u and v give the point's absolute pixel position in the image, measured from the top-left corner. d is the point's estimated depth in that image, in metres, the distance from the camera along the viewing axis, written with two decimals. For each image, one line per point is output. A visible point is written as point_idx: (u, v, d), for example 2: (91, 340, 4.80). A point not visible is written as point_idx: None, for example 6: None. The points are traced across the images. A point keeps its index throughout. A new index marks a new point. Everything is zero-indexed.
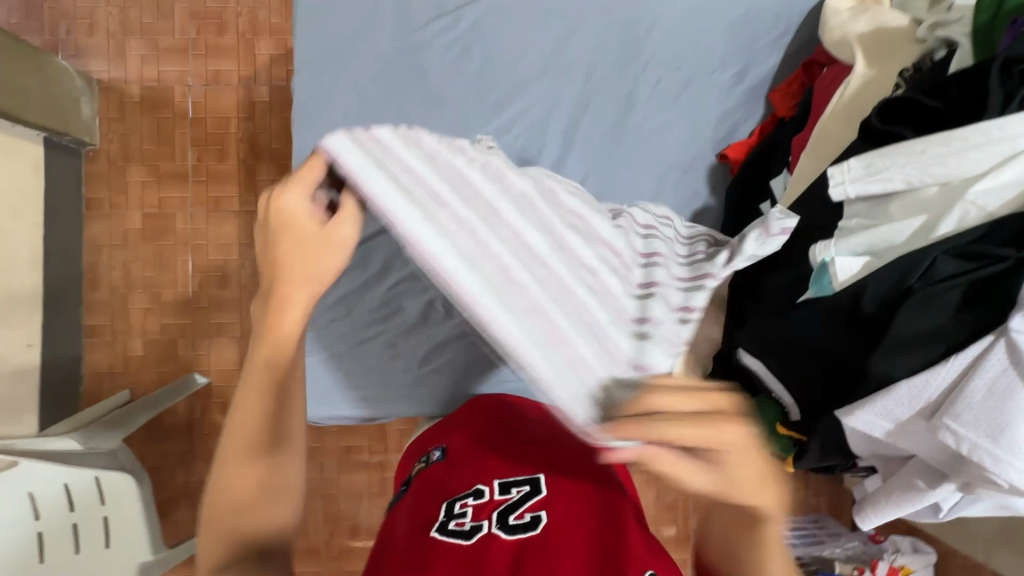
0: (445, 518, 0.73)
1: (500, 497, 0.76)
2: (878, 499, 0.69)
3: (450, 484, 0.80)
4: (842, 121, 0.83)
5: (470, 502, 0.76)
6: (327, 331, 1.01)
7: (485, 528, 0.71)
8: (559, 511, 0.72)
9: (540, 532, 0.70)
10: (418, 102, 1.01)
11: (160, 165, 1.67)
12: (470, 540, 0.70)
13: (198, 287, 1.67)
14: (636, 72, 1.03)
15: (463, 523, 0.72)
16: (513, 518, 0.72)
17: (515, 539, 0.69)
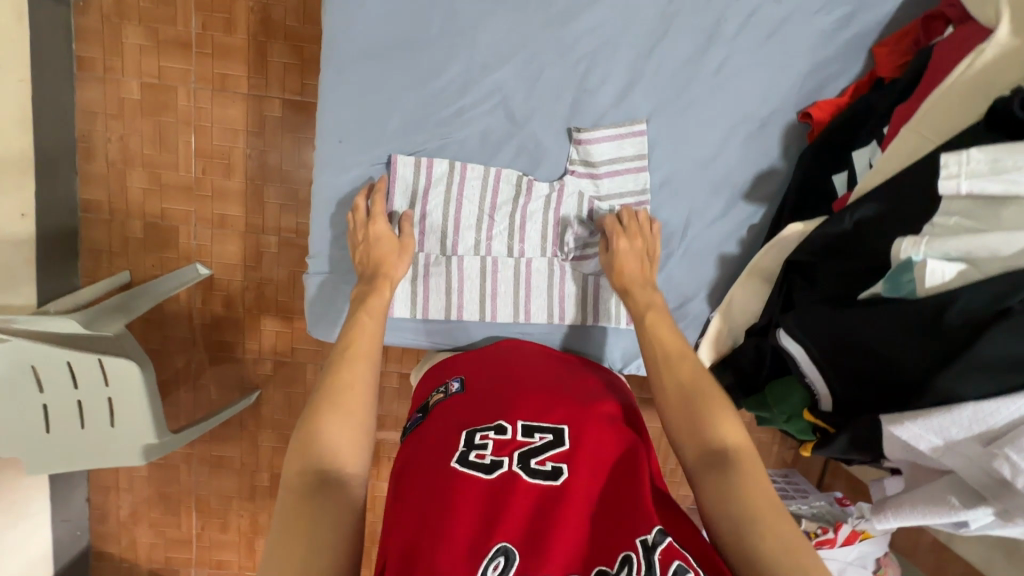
0: (466, 450, 0.73)
1: (522, 439, 0.74)
2: (903, 506, 0.69)
3: (471, 415, 0.79)
4: (962, 97, 0.72)
5: (492, 436, 0.75)
6: (343, 252, 0.94)
7: (505, 466, 0.70)
8: (582, 462, 0.71)
9: (560, 483, 0.68)
10: (470, 2, 0.86)
11: (160, 29, 1.49)
12: (489, 474, 0.69)
13: (200, 171, 1.56)
14: (729, 1, 0.88)
15: (483, 457, 0.72)
16: (534, 462, 0.71)
17: (534, 483, 0.69)
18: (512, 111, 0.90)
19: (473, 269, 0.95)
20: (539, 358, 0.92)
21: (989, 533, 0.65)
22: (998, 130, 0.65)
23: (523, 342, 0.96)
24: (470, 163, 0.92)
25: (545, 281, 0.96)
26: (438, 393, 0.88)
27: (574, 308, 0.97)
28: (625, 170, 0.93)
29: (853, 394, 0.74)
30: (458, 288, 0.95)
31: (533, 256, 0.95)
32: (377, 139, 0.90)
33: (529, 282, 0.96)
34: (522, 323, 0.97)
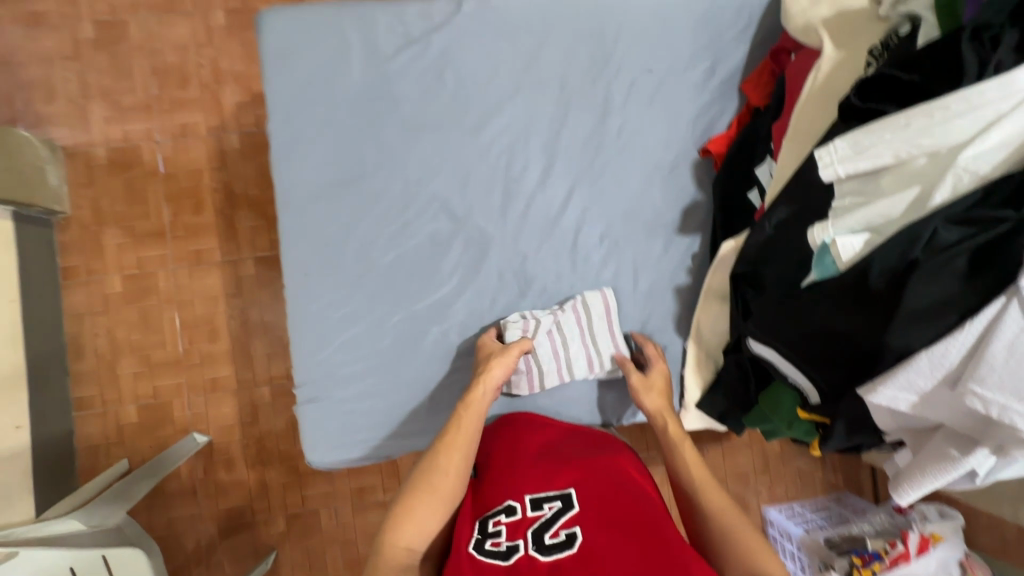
0: (481, 537, 0.73)
1: (533, 513, 0.74)
2: (915, 475, 0.69)
3: (482, 502, 0.80)
4: (817, 105, 0.85)
5: (503, 519, 0.75)
6: (329, 373, 0.98)
7: (522, 549, 0.70)
8: (594, 525, 0.71)
9: (577, 549, 0.68)
10: (399, 133, 1.00)
11: (136, 226, 1.62)
12: (506, 560, 0.69)
13: (187, 343, 1.62)
14: (610, 79, 1.04)
15: (499, 543, 0.71)
16: (548, 536, 0.71)
17: (551, 558, 0.68)
18: (453, 210, 1.01)
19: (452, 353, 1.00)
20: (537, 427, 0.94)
21: (1000, 478, 0.65)
22: (854, 120, 0.74)
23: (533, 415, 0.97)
24: (430, 262, 1.00)
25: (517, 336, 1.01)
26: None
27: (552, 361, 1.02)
28: (568, 237, 1.03)
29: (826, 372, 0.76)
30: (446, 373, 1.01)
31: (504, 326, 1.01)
32: (341, 265, 0.99)
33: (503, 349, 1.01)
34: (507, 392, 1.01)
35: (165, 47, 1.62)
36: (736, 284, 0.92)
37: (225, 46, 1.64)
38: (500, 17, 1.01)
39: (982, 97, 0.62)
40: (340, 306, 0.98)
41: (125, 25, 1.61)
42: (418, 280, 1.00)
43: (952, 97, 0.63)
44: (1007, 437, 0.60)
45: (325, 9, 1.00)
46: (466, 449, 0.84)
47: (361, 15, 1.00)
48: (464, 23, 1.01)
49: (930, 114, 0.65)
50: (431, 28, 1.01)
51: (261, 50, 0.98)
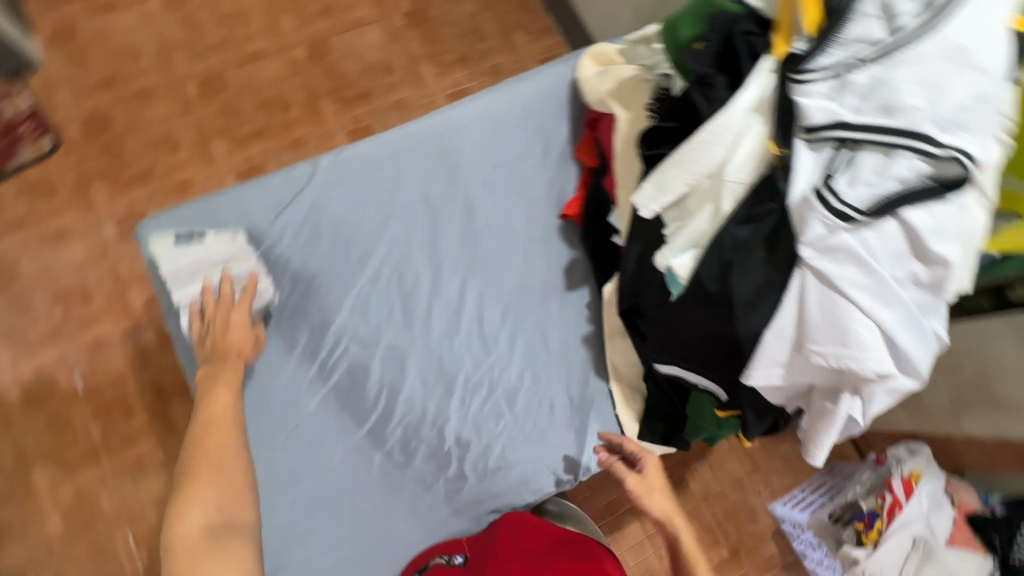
0: None
1: None
2: (815, 436, 0.79)
3: None
4: (627, 157, 1.01)
5: None
6: (289, 536, 0.98)
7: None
8: None
9: None
10: (293, 288, 1.08)
11: (66, 453, 1.55)
12: None
13: (148, 558, 1.51)
14: (465, 183, 1.18)
15: None
16: None
17: None
18: (362, 338, 1.08)
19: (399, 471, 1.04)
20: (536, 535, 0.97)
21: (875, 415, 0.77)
22: (650, 166, 0.90)
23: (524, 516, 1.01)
24: (355, 392, 1.05)
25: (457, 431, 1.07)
26: (441, 561, 0.99)
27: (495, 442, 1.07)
28: (474, 326, 1.12)
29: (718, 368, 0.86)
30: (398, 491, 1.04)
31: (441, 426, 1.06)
32: (271, 426, 1.01)
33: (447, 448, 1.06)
34: (464, 485, 1.05)
35: (62, 271, 1.67)
36: (625, 316, 1.02)
37: (122, 252, 1.71)
38: (353, 162, 1.15)
39: (721, 126, 0.77)
40: (279, 466, 1.00)
41: (17, 264, 1.65)
42: (348, 414, 1.04)
43: (702, 131, 0.78)
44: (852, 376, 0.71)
45: (195, 202, 1.09)
46: (235, 429, 0.89)
47: (230, 198, 1.11)
48: (323, 176, 1.12)
49: (693, 148, 0.79)
50: (297, 190, 1.11)
51: (145, 256, 1.05)
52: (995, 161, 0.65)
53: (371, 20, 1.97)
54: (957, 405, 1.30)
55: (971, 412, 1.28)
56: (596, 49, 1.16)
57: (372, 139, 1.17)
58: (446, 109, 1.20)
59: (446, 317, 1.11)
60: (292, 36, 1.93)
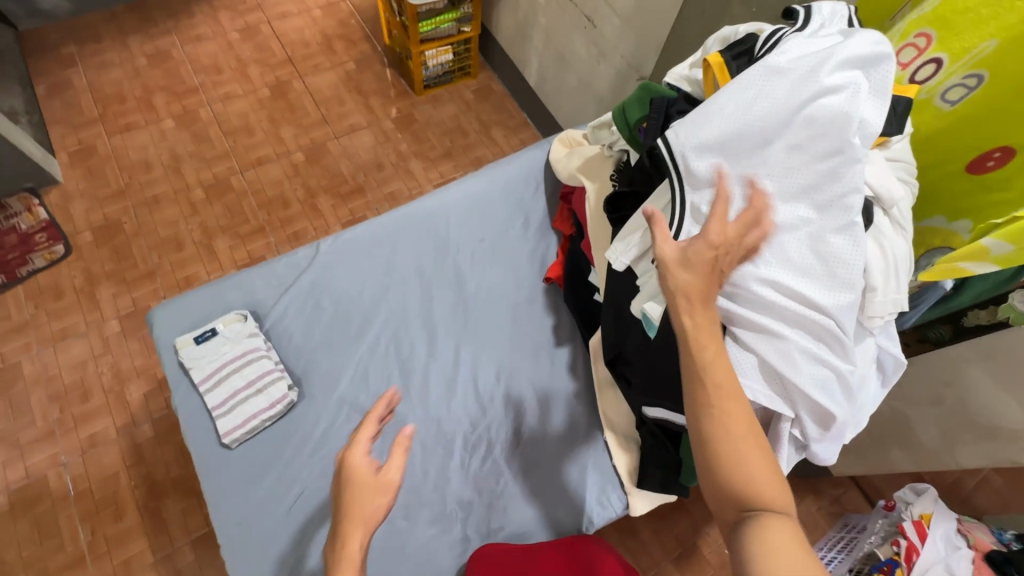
0: None
1: None
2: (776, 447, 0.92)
3: None
4: (598, 221, 1.13)
5: None
6: None
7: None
8: None
9: None
10: (295, 362, 1.14)
11: (49, 562, 1.49)
12: None
13: None
14: (454, 255, 1.30)
15: None
16: None
17: None
18: (361, 406, 1.11)
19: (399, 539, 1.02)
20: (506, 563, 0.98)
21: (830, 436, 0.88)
22: (616, 227, 1.05)
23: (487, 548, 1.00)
24: None
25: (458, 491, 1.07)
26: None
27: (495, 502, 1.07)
28: (469, 387, 1.17)
29: None
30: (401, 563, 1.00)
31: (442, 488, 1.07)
32: (272, 499, 1.02)
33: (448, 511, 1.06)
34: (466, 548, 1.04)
35: (64, 370, 1.71)
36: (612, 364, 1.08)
37: (124, 348, 1.76)
38: (351, 244, 1.26)
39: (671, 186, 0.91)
40: (277, 542, 0.99)
41: (19, 367, 1.70)
42: None
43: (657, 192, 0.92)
44: (804, 403, 0.85)
45: (206, 289, 1.18)
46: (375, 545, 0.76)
47: (237, 283, 1.20)
48: (324, 258, 1.24)
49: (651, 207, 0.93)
50: (299, 272, 1.22)
51: (155, 341, 1.12)
52: (897, 199, 0.82)
53: (363, 126, 2.21)
54: (947, 438, 1.29)
55: (964, 443, 1.25)
56: (563, 135, 1.35)
57: (368, 223, 1.29)
58: (435, 193, 1.35)
59: (442, 380, 1.17)
60: (291, 143, 2.15)
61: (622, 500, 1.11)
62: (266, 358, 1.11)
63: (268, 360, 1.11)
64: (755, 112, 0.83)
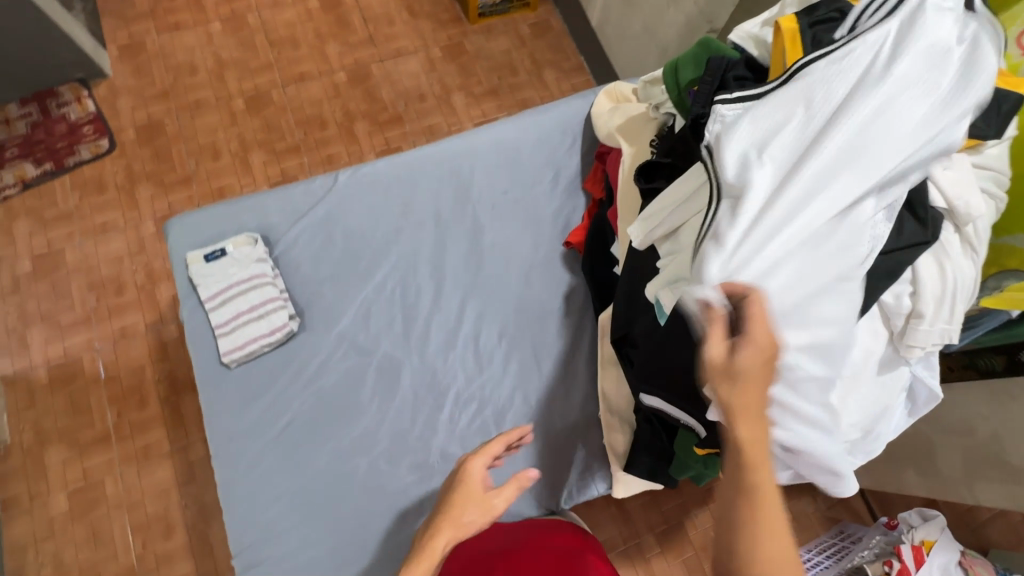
0: None
1: None
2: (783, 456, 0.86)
3: None
4: (628, 189, 1.04)
5: None
6: (264, 534, 0.99)
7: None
8: None
9: None
10: (301, 291, 1.14)
11: (80, 435, 1.63)
12: None
13: (141, 546, 1.55)
14: (475, 204, 1.23)
15: None
16: None
17: None
18: (360, 346, 1.11)
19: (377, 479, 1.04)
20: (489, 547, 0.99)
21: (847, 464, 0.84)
22: (646, 199, 0.96)
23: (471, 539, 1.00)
24: (346, 396, 1.08)
25: (440, 444, 1.07)
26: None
27: None
28: (469, 344, 1.14)
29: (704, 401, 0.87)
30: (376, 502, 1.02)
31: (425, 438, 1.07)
32: (264, 421, 1.04)
33: (430, 461, 1.06)
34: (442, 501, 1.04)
35: (102, 263, 1.78)
36: (619, 342, 1.02)
37: (158, 249, 1.82)
38: (370, 179, 1.22)
39: None
40: (263, 462, 1.02)
41: (61, 254, 1.78)
42: (337, 416, 1.06)
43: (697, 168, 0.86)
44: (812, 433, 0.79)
45: (222, 206, 1.17)
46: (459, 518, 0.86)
47: (253, 204, 1.19)
48: (341, 190, 1.20)
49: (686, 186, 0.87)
50: (314, 200, 1.19)
51: (170, 251, 1.13)
52: (975, 215, 0.76)
53: (410, 50, 2.09)
54: (969, 472, 1.20)
55: (986, 480, 1.17)
56: (611, 89, 1.24)
57: (391, 158, 1.24)
58: (464, 135, 1.27)
59: (442, 332, 1.14)
60: (335, 61, 2.06)
61: (607, 481, 1.10)
62: (271, 285, 1.11)
63: (273, 288, 1.11)
64: (816, 105, 0.74)
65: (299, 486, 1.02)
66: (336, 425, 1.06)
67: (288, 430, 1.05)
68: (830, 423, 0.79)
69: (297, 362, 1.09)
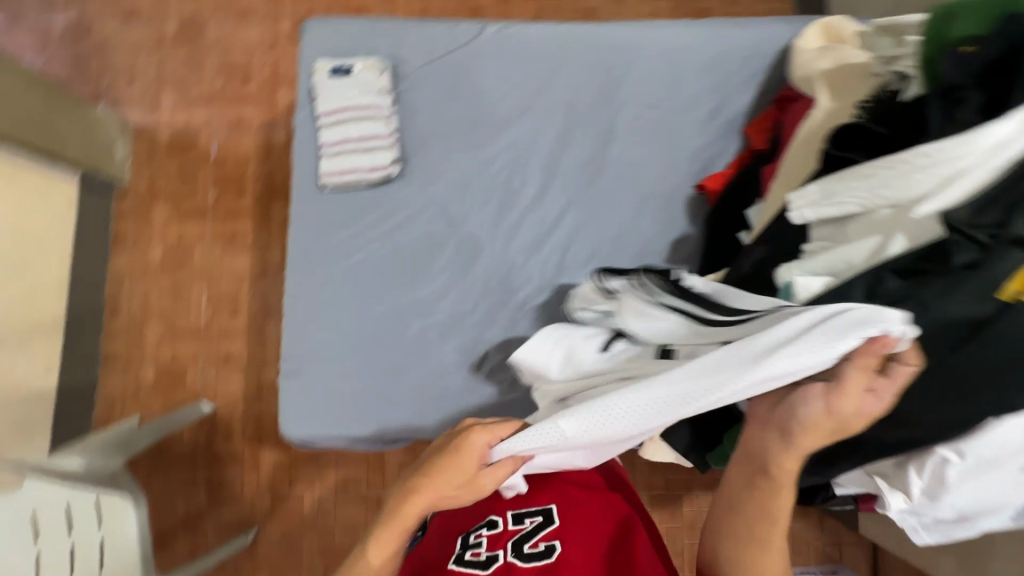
0: (463, 551, 0.84)
1: (513, 527, 0.84)
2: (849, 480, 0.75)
3: (465, 523, 0.91)
4: (806, 150, 0.86)
5: (485, 532, 0.85)
6: (312, 351, 1.04)
7: (501, 558, 0.81)
8: (573, 535, 0.82)
9: (554, 558, 0.78)
10: (410, 138, 1.08)
11: (183, 201, 1.80)
12: (485, 569, 0.80)
13: (210, 314, 1.77)
14: (617, 109, 1.09)
15: (479, 553, 0.82)
16: (527, 546, 0.81)
17: (529, 564, 0.79)
18: (450, 214, 1.07)
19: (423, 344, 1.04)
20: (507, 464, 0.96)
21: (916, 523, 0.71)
22: (824, 168, 0.78)
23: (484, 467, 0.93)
24: (421, 256, 1.06)
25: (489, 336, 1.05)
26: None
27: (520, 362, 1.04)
28: (557, 252, 1.07)
29: None
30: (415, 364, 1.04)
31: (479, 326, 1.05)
32: (340, 252, 1.06)
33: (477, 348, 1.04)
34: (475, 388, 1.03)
35: (237, 47, 1.80)
36: None
37: (288, 51, 1.80)
38: (518, 42, 1.09)
39: (957, 149, 0.64)
40: (328, 288, 1.05)
41: (203, 25, 1.80)
42: (407, 273, 1.06)
43: (928, 145, 0.65)
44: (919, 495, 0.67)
45: (363, 21, 1.10)
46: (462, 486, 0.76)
47: (392, 29, 1.10)
48: (484, 44, 1.09)
49: (898, 163, 0.67)
50: (454, 46, 1.09)
51: (301, 50, 1.09)
52: None
53: None
54: None
55: None
56: (827, 23, 1.00)
57: (546, 25, 1.09)
58: (635, 25, 1.10)
59: (534, 230, 1.07)
60: None
61: (639, 436, 1.05)
62: (384, 123, 1.07)
63: (384, 126, 1.07)
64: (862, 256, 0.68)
65: (354, 321, 1.05)
66: (403, 280, 1.06)
67: (359, 267, 1.06)
68: (894, 480, 0.68)
69: (387, 206, 1.07)
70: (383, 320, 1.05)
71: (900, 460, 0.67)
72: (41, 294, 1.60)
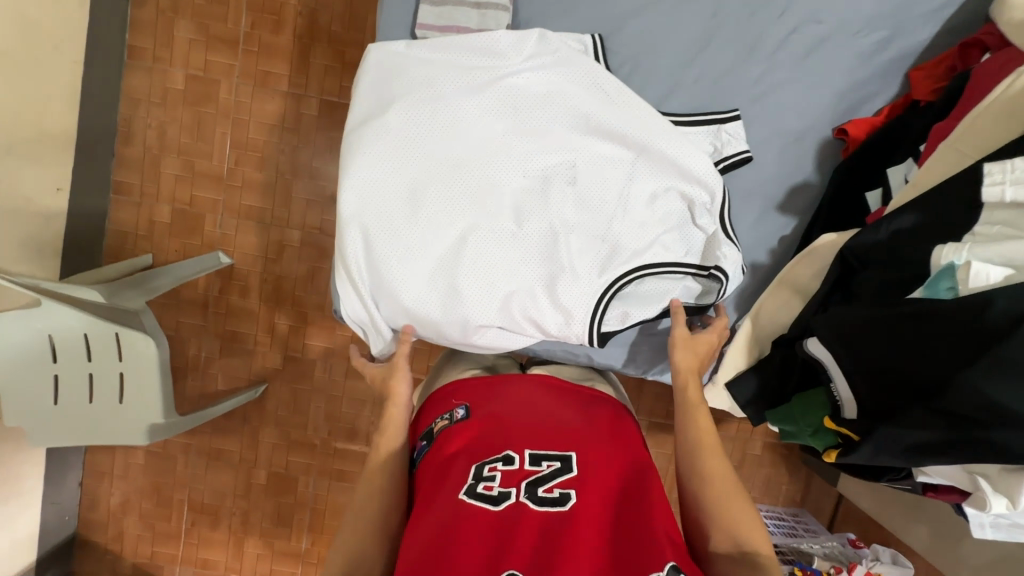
0: (474, 480, 0.72)
1: (529, 467, 0.73)
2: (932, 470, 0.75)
3: (481, 441, 0.78)
4: (1005, 114, 0.73)
5: (499, 466, 0.74)
6: (371, 234, 0.91)
7: (513, 496, 0.70)
8: (589, 491, 0.71)
9: (568, 509, 0.68)
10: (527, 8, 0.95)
11: (211, 25, 1.57)
12: (497, 506, 0.69)
13: (233, 162, 1.62)
14: (769, 18, 0.94)
15: (491, 488, 0.71)
16: (542, 490, 0.71)
17: (541, 510, 0.68)
18: (552, 102, 0.91)
19: (491, 247, 0.93)
20: (540, 391, 0.89)
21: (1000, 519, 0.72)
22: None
23: (517, 380, 0.92)
24: (507, 146, 0.91)
25: (563, 248, 0.94)
26: (443, 418, 0.86)
27: (588, 286, 0.95)
28: (658, 170, 0.93)
29: (888, 391, 0.74)
30: (474, 267, 0.93)
31: (555, 235, 0.93)
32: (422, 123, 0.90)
33: (551, 259, 0.94)
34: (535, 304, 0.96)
35: None
36: (833, 273, 0.85)
37: None
38: None
39: None
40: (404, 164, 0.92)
41: None
42: (489, 163, 0.91)
43: None
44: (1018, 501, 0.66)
45: None
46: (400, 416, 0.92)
47: None
48: None
49: None
50: None
51: None
52: None
53: None
54: (987, 569, 1.19)
55: None
56: None
57: None
58: None
59: (637, 138, 0.92)
60: None
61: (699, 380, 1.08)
62: None
63: None
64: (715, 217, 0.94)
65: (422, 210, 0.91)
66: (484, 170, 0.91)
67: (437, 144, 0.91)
68: (1000, 484, 0.66)
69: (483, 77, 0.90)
70: (446, 214, 0.92)
71: (1015, 469, 0.64)
72: (49, 102, 1.42)
